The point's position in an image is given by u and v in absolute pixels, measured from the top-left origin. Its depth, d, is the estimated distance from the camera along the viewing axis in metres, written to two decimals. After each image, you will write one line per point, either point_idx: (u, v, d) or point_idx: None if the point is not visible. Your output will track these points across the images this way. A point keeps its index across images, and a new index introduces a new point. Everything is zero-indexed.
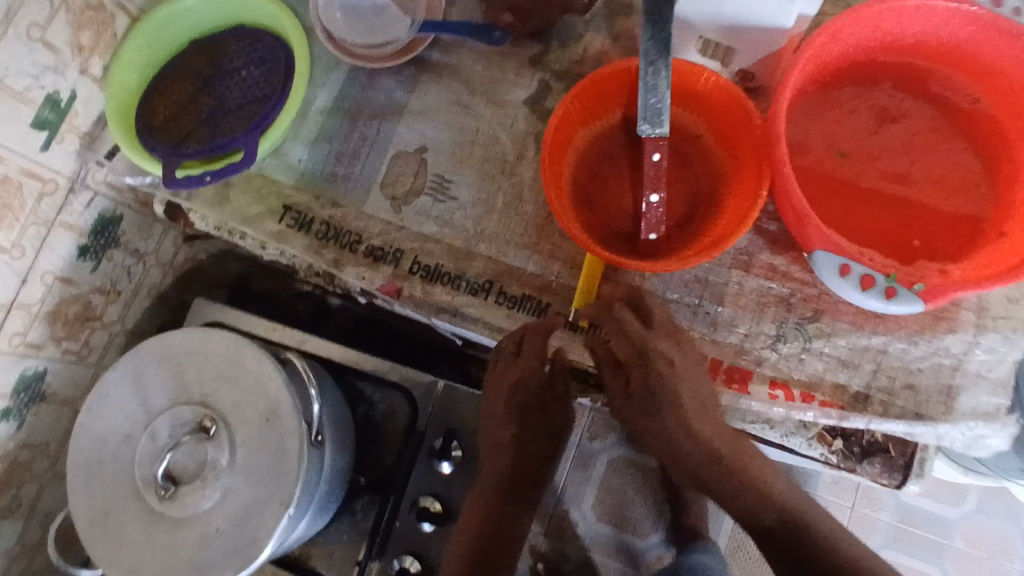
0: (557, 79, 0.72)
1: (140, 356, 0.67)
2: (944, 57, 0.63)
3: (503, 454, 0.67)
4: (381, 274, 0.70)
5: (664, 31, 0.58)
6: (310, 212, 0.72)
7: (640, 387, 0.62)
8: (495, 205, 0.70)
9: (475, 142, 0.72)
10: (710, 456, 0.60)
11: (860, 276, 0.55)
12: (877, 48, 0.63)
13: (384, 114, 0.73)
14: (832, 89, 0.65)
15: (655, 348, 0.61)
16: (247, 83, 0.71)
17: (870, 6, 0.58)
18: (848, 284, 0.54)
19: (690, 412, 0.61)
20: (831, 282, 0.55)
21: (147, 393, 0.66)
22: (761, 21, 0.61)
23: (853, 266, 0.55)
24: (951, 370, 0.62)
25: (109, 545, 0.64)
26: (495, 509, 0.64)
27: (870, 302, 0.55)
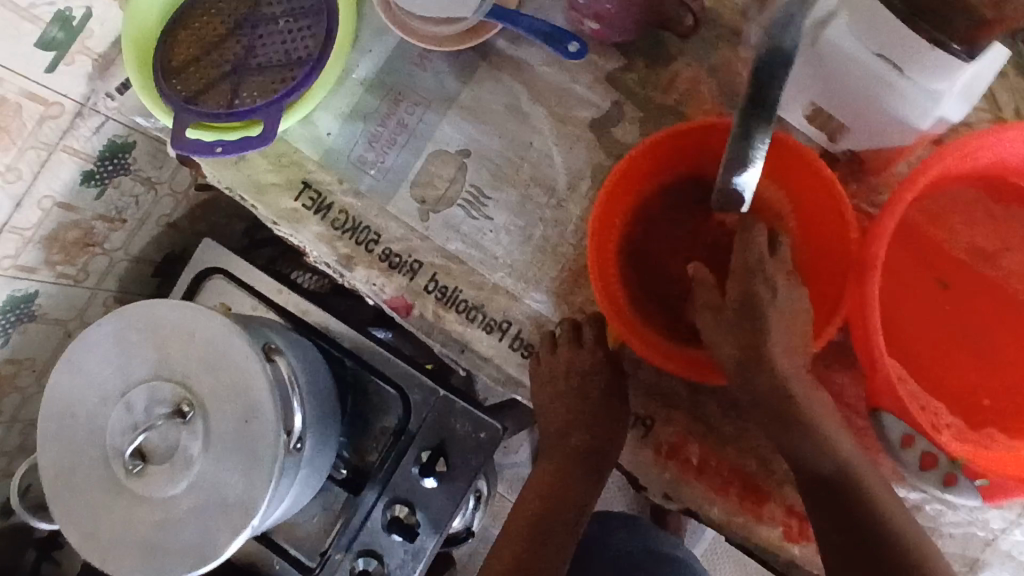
0: (632, 105, 0.62)
1: (122, 318, 0.63)
2: None
3: (572, 433, 0.60)
4: (394, 284, 0.63)
5: (767, 106, 0.48)
6: (330, 197, 0.65)
7: (734, 298, 0.52)
8: (533, 236, 0.62)
9: (524, 158, 0.63)
10: (781, 403, 0.51)
11: (921, 453, 0.51)
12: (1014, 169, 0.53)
13: (429, 102, 0.64)
14: (950, 202, 0.56)
15: (765, 270, 0.51)
16: (280, 36, 0.62)
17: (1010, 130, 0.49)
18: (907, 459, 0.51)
19: (783, 347, 0.51)
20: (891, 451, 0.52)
21: (128, 360, 0.63)
22: (888, 112, 0.50)
23: (917, 442, 0.50)
24: (982, 543, 0.59)
25: (70, 504, 0.63)
26: (560, 481, 0.60)
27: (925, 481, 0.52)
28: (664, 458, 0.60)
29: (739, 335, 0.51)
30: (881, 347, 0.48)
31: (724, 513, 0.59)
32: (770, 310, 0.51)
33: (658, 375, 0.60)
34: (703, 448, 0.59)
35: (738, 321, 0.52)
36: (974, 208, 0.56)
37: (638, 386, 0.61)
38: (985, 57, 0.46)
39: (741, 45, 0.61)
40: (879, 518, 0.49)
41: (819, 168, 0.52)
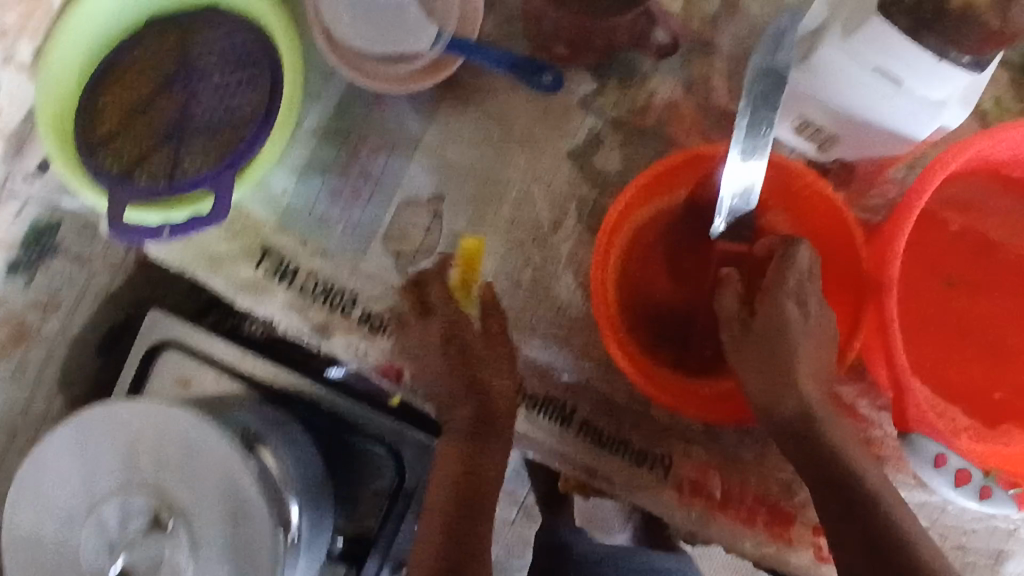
0: (610, 129, 0.59)
1: (79, 428, 0.56)
2: None
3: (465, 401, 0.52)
4: (377, 348, 0.58)
5: None
6: (295, 261, 0.59)
7: (761, 325, 0.50)
8: (522, 279, 0.58)
9: (503, 197, 0.59)
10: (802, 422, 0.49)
11: (955, 471, 0.49)
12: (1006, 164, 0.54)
13: (392, 147, 0.59)
14: (945, 205, 0.56)
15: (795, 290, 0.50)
16: (219, 95, 0.56)
17: (1012, 129, 0.49)
18: (940, 477, 0.49)
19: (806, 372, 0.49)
20: (921, 471, 0.50)
21: (91, 471, 0.56)
22: (884, 124, 0.49)
23: (950, 459, 0.49)
24: (1005, 534, 0.58)
25: None
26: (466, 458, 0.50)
27: (960, 498, 0.50)
28: (688, 496, 0.57)
29: (766, 354, 0.50)
30: (905, 368, 0.47)
31: (757, 546, 0.57)
32: (800, 338, 0.50)
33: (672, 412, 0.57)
34: (727, 480, 0.57)
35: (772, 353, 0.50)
36: (966, 207, 0.56)
37: (653, 425, 0.58)
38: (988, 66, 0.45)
39: (716, 56, 0.59)
40: (896, 534, 0.45)
41: (819, 185, 0.53)
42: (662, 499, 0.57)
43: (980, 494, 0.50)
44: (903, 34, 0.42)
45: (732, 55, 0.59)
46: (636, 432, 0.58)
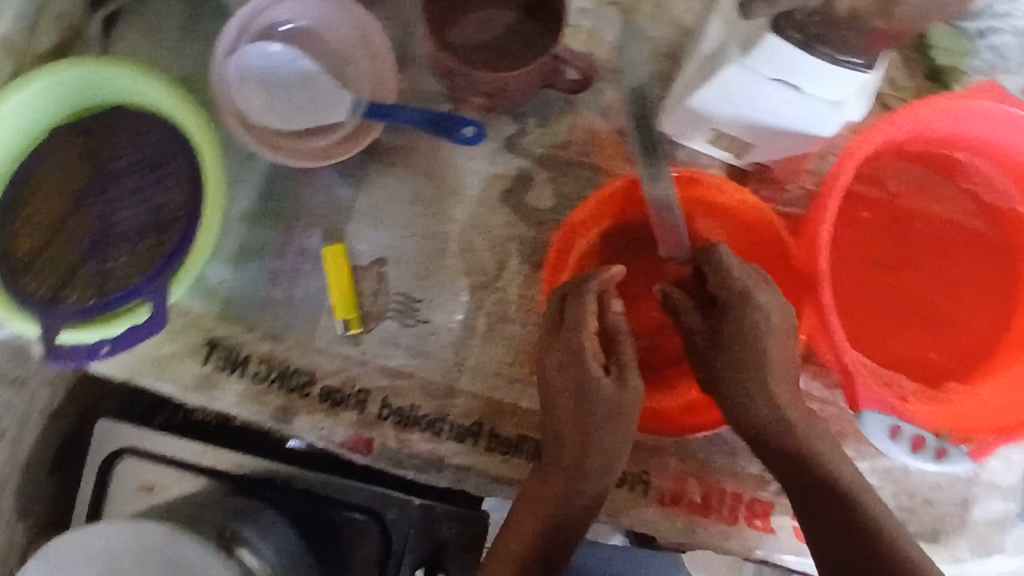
0: (538, 167, 0.60)
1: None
2: (980, 149, 0.57)
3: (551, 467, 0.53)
4: (343, 422, 0.58)
5: None
6: (244, 349, 0.58)
7: (730, 336, 0.50)
8: (478, 326, 0.59)
9: (445, 249, 0.59)
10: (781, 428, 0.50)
11: (911, 438, 0.51)
12: (910, 141, 0.57)
13: (324, 219, 0.58)
14: (859, 186, 0.60)
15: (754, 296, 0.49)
16: (139, 197, 0.54)
17: (911, 112, 0.52)
18: (899, 447, 0.51)
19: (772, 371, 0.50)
20: (879, 444, 0.51)
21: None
22: (795, 123, 0.52)
23: (904, 427, 0.51)
24: (966, 482, 0.62)
25: None
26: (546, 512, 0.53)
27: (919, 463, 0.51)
28: (670, 506, 0.59)
29: (727, 363, 0.50)
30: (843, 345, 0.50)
31: (744, 540, 0.59)
32: (767, 342, 0.49)
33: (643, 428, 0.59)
34: (704, 483, 0.59)
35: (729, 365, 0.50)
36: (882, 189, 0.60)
37: None
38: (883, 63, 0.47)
39: None
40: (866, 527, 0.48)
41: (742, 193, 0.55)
42: (648, 515, 0.58)
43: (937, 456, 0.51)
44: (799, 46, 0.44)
45: (642, 78, 0.61)
46: None
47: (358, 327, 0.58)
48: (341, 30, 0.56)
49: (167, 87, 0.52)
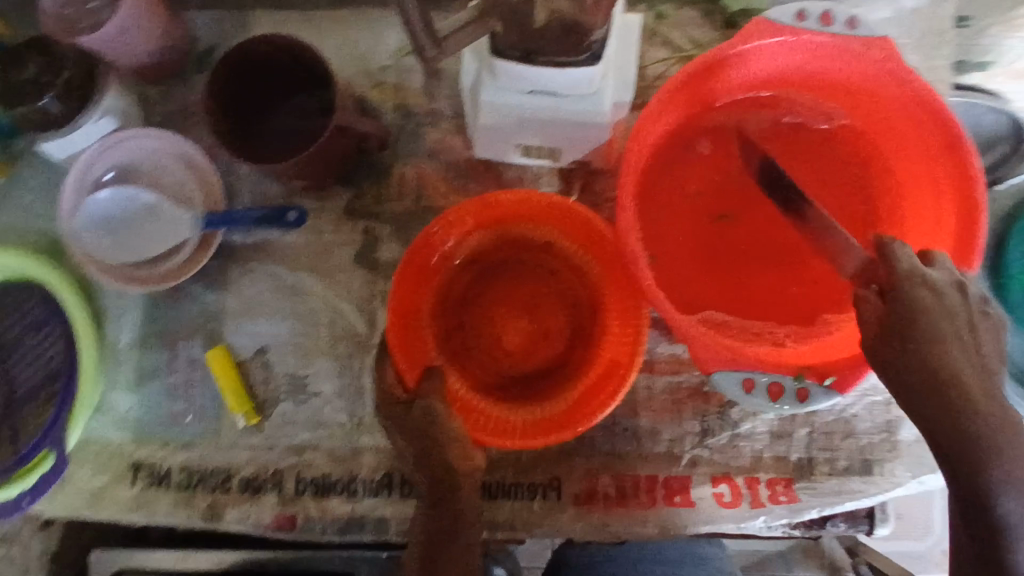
0: (381, 223, 0.63)
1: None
2: (787, 81, 0.56)
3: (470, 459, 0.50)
4: (266, 505, 0.62)
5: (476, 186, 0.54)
6: (164, 462, 0.63)
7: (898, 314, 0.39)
8: (364, 386, 0.62)
9: (317, 323, 0.63)
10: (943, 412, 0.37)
11: (766, 387, 0.51)
12: (710, 97, 0.56)
13: (202, 328, 0.63)
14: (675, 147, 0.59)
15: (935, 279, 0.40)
16: (32, 356, 0.61)
17: (689, 72, 0.51)
18: (757, 399, 0.51)
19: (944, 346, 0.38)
20: (741, 400, 0.52)
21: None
22: (571, 122, 0.53)
23: (758, 378, 0.51)
24: (886, 407, 0.61)
25: None
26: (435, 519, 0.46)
27: (786, 409, 0.51)
28: (584, 506, 0.60)
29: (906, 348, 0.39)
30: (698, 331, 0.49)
31: (665, 519, 0.60)
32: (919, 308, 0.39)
33: None
34: (615, 474, 0.60)
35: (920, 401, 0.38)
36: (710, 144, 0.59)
37: (518, 459, 0.61)
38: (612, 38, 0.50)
39: (442, 120, 0.63)
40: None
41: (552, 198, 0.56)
42: (564, 520, 0.59)
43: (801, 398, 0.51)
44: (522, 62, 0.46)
45: (455, 113, 0.64)
46: (517, 473, 0.60)
47: (255, 418, 0.62)
48: (161, 157, 0.62)
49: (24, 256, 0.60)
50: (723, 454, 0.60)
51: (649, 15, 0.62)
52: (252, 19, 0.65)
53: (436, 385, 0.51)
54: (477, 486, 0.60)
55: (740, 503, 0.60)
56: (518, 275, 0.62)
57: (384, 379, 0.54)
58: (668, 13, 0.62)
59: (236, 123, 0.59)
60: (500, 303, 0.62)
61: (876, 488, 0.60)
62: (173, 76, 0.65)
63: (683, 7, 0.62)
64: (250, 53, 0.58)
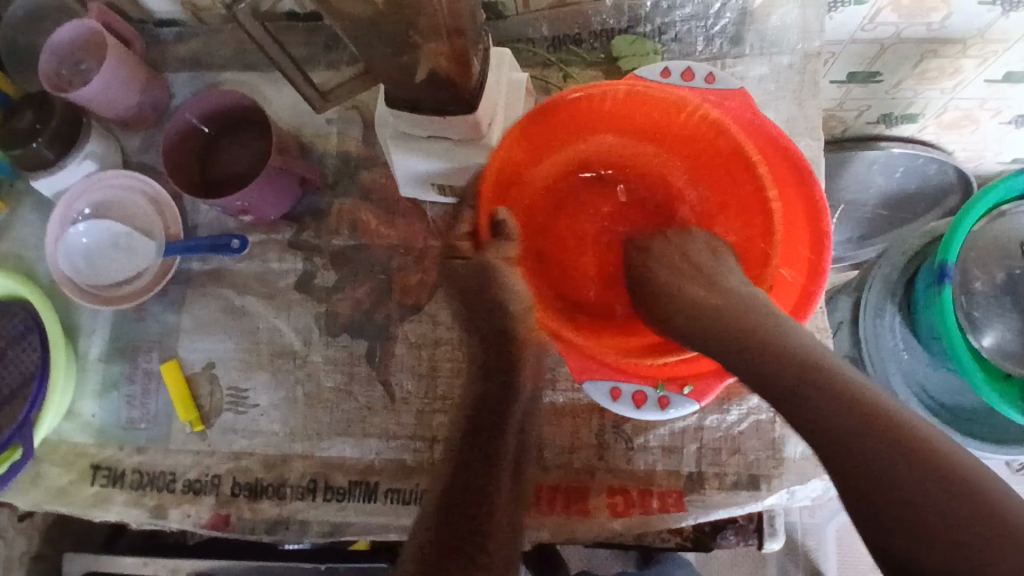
0: (319, 253, 0.72)
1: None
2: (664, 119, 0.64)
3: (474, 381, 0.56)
4: (205, 506, 0.68)
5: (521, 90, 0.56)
6: (119, 465, 0.70)
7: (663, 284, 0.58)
8: (297, 398, 0.69)
9: (259, 340, 0.70)
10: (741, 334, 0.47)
11: (631, 395, 0.56)
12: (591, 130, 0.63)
13: (160, 343, 0.71)
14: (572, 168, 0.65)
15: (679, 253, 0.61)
16: (15, 365, 0.71)
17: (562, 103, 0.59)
18: (622, 406, 0.56)
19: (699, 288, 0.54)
20: (609, 407, 0.57)
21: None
22: (466, 162, 0.61)
23: (622, 387, 0.56)
24: (771, 424, 0.64)
25: None
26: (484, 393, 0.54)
27: (648, 415, 0.56)
28: None
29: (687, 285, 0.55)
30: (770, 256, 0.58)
31: (561, 528, 0.63)
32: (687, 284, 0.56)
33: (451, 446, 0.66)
34: None
35: (749, 368, 0.45)
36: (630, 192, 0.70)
37: (429, 466, 0.66)
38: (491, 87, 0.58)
39: (377, 164, 0.73)
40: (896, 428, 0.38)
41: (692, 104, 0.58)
42: None
43: (663, 405, 0.56)
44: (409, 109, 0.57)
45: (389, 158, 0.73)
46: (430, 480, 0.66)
47: (200, 425, 0.69)
48: (133, 195, 0.72)
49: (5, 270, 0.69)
50: (619, 467, 0.64)
51: (559, 76, 0.72)
52: (219, 79, 0.76)
53: (504, 248, 0.60)
54: (392, 491, 0.66)
55: (633, 513, 0.63)
56: (602, 224, 0.75)
57: (455, 232, 0.62)
58: (575, 73, 0.72)
59: (195, 166, 0.70)
60: (566, 238, 0.75)
61: (761, 501, 0.63)
62: (152, 127, 0.76)
63: (589, 67, 0.72)
64: (213, 111, 0.70)
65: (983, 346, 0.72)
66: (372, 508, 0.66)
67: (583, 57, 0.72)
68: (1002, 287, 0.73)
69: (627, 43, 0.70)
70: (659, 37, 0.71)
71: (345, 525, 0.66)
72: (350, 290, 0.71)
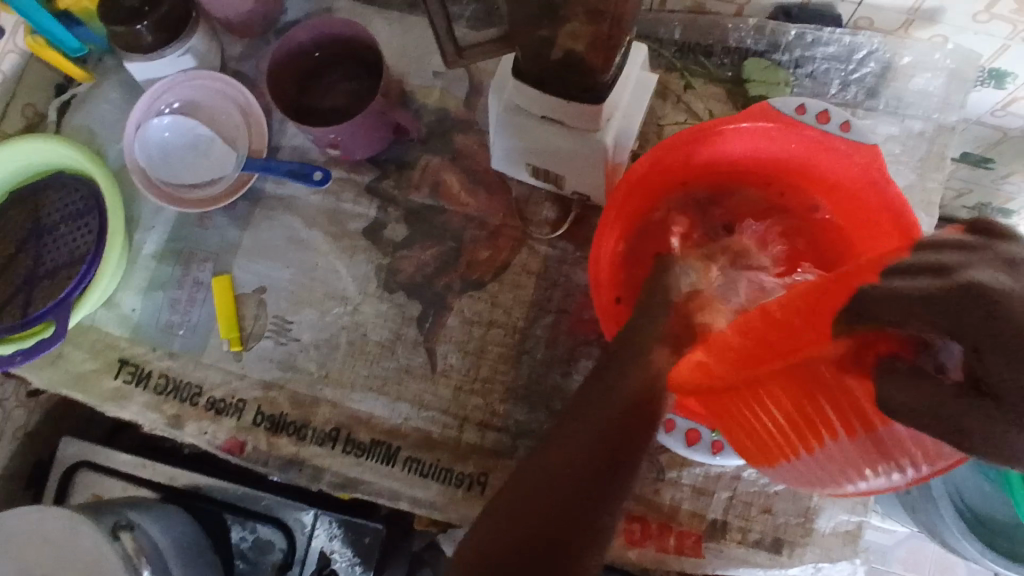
0: (394, 205, 0.70)
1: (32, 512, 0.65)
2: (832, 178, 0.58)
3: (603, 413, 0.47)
4: (224, 427, 0.67)
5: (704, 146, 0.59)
6: (148, 365, 0.69)
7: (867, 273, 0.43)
8: (339, 344, 0.67)
9: (316, 277, 0.69)
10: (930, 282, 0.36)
11: (685, 431, 0.56)
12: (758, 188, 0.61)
13: (215, 256, 0.70)
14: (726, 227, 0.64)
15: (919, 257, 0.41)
16: (65, 241, 0.70)
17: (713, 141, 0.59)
18: (673, 439, 0.56)
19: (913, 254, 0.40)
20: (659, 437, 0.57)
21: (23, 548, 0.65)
22: (572, 152, 0.59)
23: (677, 421, 0.56)
24: (808, 491, 0.63)
25: None
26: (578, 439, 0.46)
27: (697, 455, 0.56)
28: None
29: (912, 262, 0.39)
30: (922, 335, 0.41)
31: None
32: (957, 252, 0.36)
33: (482, 432, 0.65)
34: None
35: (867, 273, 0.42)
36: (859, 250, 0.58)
37: (454, 445, 0.65)
38: (621, 83, 0.56)
39: (473, 129, 0.71)
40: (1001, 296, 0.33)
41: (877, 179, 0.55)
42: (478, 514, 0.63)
43: (714, 449, 0.56)
44: (533, 86, 0.54)
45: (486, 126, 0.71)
46: (452, 457, 0.65)
47: (238, 346, 0.68)
48: (223, 102, 0.71)
49: (77, 145, 0.68)
50: (645, 496, 0.63)
51: (679, 83, 0.69)
52: (335, 5, 0.73)
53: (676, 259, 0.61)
54: (413, 461, 0.65)
55: (647, 544, 0.62)
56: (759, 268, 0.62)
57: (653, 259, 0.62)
58: (697, 86, 0.69)
59: (292, 87, 0.68)
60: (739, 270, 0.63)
61: (781, 567, 0.61)
62: (256, 37, 0.74)
63: (712, 83, 0.69)
64: (323, 37, 0.67)
65: None
66: (387, 472, 0.65)
67: (709, 70, 0.69)
68: None
69: (758, 67, 0.67)
70: (794, 69, 0.67)
71: (358, 482, 0.65)
72: (416, 250, 0.69)
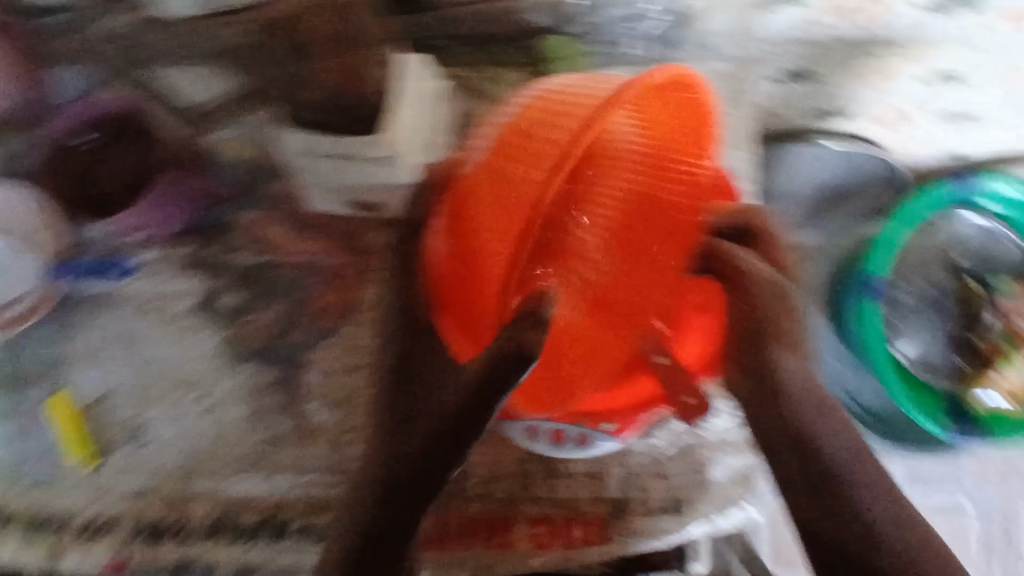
0: (221, 273, 0.65)
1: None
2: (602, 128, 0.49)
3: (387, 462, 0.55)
4: (101, 550, 0.64)
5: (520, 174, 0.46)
6: (6, 506, 0.64)
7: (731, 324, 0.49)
8: (202, 431, 0.64)
9: (159, 368, 0.65)
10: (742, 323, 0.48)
11: (549, 432, 0.56)
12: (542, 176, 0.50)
13: (43, 375, 0.65)
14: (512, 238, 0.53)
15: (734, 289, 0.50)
16: None
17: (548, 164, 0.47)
18: (540, 443, 0.57)
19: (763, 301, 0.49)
20: (528, 444, 0.58)
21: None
22: (373, 182, 0.58)
23: (538, 425, 0.56)
24: (697, 448, 0.63)
25: None
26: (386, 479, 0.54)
27: (568, 452, 0.56)
28: None
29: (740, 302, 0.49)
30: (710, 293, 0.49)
31: (484, 559, 0.61)
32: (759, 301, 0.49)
33: None
34: (437, 517, 0.62)
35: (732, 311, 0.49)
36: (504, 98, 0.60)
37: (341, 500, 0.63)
38: (398, 102, 0.54)
39: None
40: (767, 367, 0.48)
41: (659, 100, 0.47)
42: None
43: (581, 441, 0.56)
44: None
45: None
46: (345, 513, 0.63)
47: (95, 461, 0.64)
48: None
49: None
50: (543, 496, 0.62)
51: (485, 79, 0.69)
52: None
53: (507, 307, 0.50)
54: (304, 529, 0.64)
55: (553, 544, 0.61)
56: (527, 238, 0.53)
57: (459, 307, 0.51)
58: (502, 77, 0.69)
59: (71, 179, 0.63)
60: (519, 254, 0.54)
61: (684, 528, 0.62)
62: None
63: (516, 69, 0.69)
64: (86, 119, 0.63)
65: (906, 356, 0.71)
66: (279, 546, 0.64)
67: (510, 58, 0.68)
68: (929, 300, 0.71)
69: (562, 45, 0.67)
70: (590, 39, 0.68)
71: (254, 566, 0.63)
72: (258, 313, 0.65)
